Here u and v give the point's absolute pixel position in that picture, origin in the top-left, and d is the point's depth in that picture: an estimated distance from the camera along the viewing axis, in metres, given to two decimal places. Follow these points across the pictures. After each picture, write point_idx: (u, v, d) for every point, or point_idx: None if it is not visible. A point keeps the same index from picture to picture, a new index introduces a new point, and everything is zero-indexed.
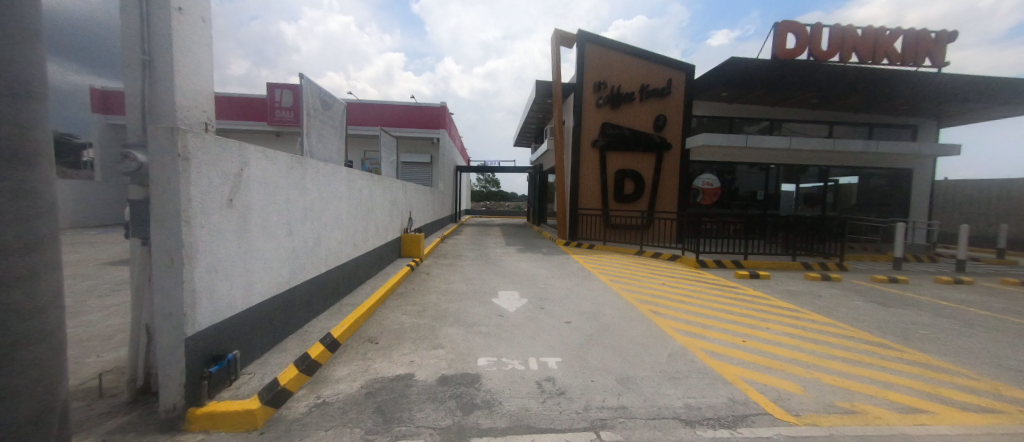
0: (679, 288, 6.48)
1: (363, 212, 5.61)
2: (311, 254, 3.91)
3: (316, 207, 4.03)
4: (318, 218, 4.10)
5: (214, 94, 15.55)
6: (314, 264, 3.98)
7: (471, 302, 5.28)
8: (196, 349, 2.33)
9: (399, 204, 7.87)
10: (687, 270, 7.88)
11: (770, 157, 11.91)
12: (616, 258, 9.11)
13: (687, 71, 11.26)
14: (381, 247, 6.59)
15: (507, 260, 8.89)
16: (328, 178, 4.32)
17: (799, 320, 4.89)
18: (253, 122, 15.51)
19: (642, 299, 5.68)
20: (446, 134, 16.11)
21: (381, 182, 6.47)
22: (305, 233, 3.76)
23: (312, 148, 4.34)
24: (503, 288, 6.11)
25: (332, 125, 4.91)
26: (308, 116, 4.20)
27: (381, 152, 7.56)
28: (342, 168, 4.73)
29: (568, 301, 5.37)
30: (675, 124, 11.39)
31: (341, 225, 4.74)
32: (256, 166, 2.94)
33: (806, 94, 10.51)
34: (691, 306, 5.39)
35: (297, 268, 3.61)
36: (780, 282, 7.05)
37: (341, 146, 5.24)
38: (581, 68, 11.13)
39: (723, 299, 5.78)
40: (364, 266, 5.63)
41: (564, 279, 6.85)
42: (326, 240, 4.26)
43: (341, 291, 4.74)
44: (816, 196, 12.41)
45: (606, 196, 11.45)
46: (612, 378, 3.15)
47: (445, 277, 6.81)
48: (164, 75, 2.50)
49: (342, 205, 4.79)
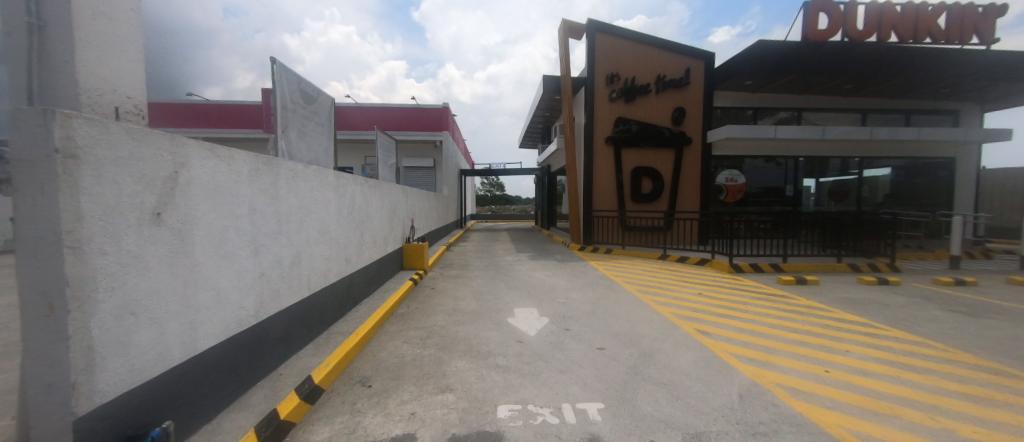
0: (719, 298, 5.66)
1: (356, 222, 4.90)
2: (287, 276, 3.19)
3: (293, 217, 3.33)
4: (297, 231, 3.39)
5: (208, 102, 15.03)
6: (291, 288, 3.26)
7: (484, 324, 4.52)
8: (97, 431, 1.60)
9: (400, 212, 7.20)
10: (721, 277, 7.02)
11: (797, 149, 11.12)
12: (639, 265, 8.29)
13: (706, 59, 10.46)
14: (379, 261, 5.87)
15: (519, 269, 8.11)
16: (309, 183, 3.61)
17: (879, 339, 4.04)
18: (249, 130, 15.09)
19: (681, 315, 4.86)
20: (448, 136, 15.45)
21: (377, 187, 5.78)
22: (277, 252, 3.06)
23: (292, 148, 3.65)
24: (518, 304, 5.34)
25: (318, 121, 4.27)
26: (285, 109, 3.52)
27: (378, 155, 6.83)
28: (328, 172, 4.03)
29: (597, 320, 4.58)
30: (694, 116, 10.59)
31: (327, 238, 4.03)
32: (200, 169, 2.23)
33: (839, 79, 9.63)
34: (740, 322, 4.57)
35: (267, 296, 2.89)
36: (833, 289, 6.17)
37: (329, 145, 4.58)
38: (591, 59, 10.40)
39: (774, 312, 4.96)
40: (359, 283, 4.93)
41: (587, 291, 6.04)
42: (307, 258, 3.56)
43: (329, 317, 4.01)
44: (847, 190, 11.66)
45: (623, 196, 10.66)
46: (679, 436, 2.35)
47: (452, 292, 6.05)
48: (64, 46, 1.78)
49: (329, 214, 4.09)
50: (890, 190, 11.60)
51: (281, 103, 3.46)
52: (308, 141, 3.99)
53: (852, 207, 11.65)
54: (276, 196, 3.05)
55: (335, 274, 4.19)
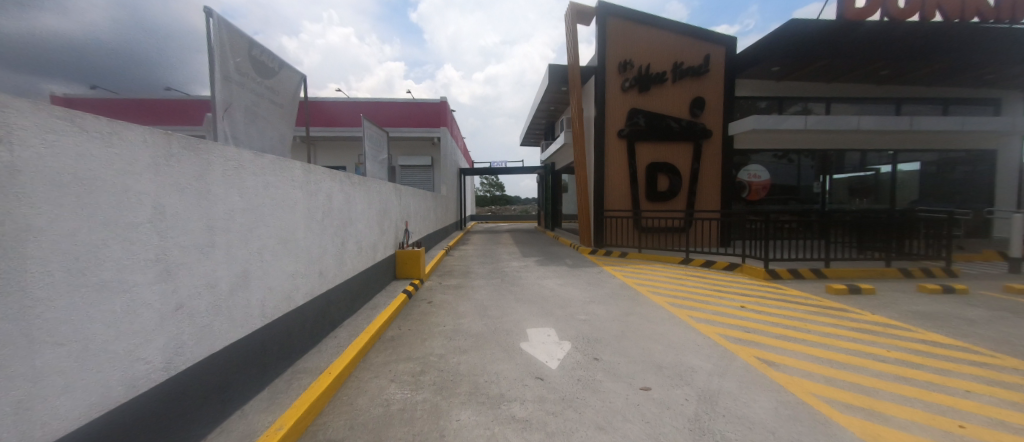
0: (767, 312, 4.79)
1: (334, 227, 4.03)
2: (222, 305, 2.31)
3: (234, 223, 2.44)
4: (241, 242, 2.51)
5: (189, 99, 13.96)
6: (229, 322, 2.37)
7: (493, 352, 3.66)
8: None
9: (392, 214, 6.34)
10: (758, 285, 6.15)
11: (823, 142, 10.31)
12: (660, 271, 7.43)
13: (726, 44, 9.66)
14: (366, 272, 5.00)
15: (527, 277, 7.23)
16: (259, 176, 2.73)
17: (999, 371, 3.13)
18: None
19: (731, 337, 3.98)
20: (447, 132, 14.59)
21: (362, 186, 4.92)
22: (204, 273, 2.16)
23: (238, 132, 2.85)
24: (531, 323, 4.49)
25: (274, 100, 3.45)
26: (228, 80, 2.71)
27: (366, 149, 5.97)
28: (291, 165, 3.17)
29: (630, 346, 3.73)
30: (713, 107, 9.75)
31: (290, 249, 3.15)
32: (45, 152, 1.33)
33: (874, 64, 8.80)
34: (808, 348, 3.70)
35: (183, 338, 2.00)
36: (896, 300, 5.30)
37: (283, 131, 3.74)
38: (602, 45, 9.57)
39: (841, 332, 4.11)
40: (337, 302, 4.06)
41: (609, 305, 5.17)
42: (257, 278, 2.67)
43: (293, 350, 3.14)
44: (877, 187, 10.82)
45: (637, 194, 9.80)
46: None
47: (452, 307, 5.18)
48: None
49: (293, 218, 3.21)
50: (924, 185, 10.76)
51: (222, 71, 2.63)
52: (257, 124, 3.16)
53: (884, 205, 10.79)
54: (202, 195, 2.16)
55: (302, 293, 3.32)
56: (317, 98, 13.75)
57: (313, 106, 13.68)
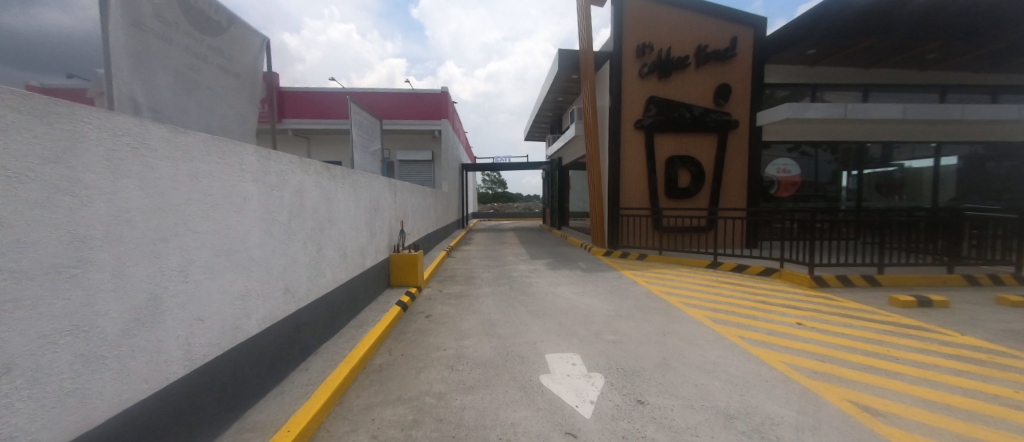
0: (831, 331, 3.97)
1: (305, 229, 3.24)
2: (92, 353, 1.48)
3: (120, 227, 1.62)
4: (134, 257, 1.68)
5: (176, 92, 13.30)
6: (106, 380, 1.54)
7: (506, 389, 2.87)
8: None
9: (385, 213, 5.56)
10: (805, 295, 5.33)
11: (859, 132, 9.44)
12: (686, 276, 6.64)
13: (756, 25, 8.76)
14: (352, 282, 4.24)
15: (538, 283, 6.45)
16: (173, 159, 1.91)
17: None
18: None
19: (800, 366, 3.19)
20: (448, 125, 13.75)
21: (345, 179, 4.12)
22: (47, 313, 1.31)
23: (161, 100, 2.15)
24: (549, 346, 3.71)
25: (226, 68, 2.68)
26: (138, 27, 1.99)
27: (355, 137, 5.15)
28: (236, 149, 2.39)
29: (680, 382, 2.95)
30: (739, 95, 8.89)
31: (232, 261, 2.34)
32: None
33: (924, 45, 7.88)
34: (908, 385, 2.87)
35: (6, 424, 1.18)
36: (979, 314, 4.44)
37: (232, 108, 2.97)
38: (617, 27, 8.76)
39: (937, 360, 3.28)
40: (309, 323, 3.27)
41: (640, 321, 4.36)
42: (169, 303, 1.85)
43: (236, 399, 2.34)
44: (921, 182, 9.86)
45: (655, 191, 8.98)
46: None
47: (453, 323, 4.40)
48: None
49: (239, 220, 2.40)
50: (968, 181, 9.82)
51: (126, 14, 1.92)
52: (197, 94, 2.42)
53: (927, 202, 9.86)
54: (51, 183, 1.32)
55: (251, 320, 2.50)
56: (293, 87, 12.91)
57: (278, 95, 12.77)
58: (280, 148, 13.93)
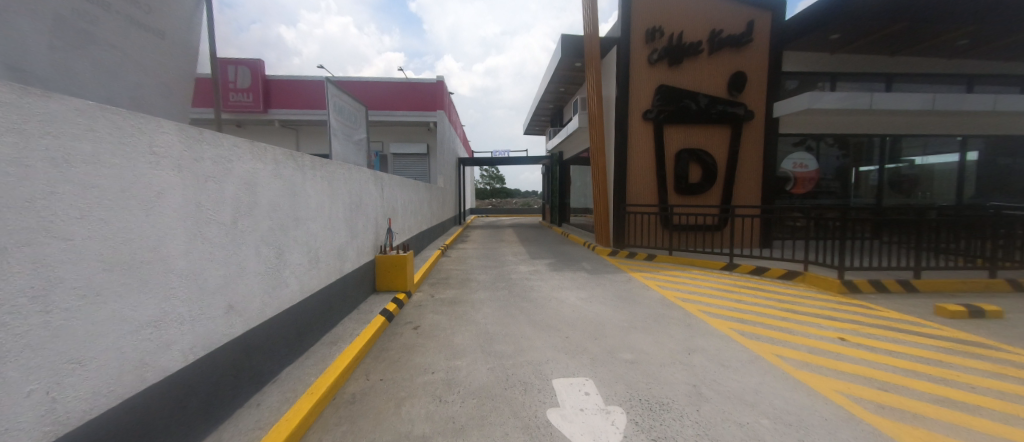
0: (882, 349, 3.43)
1: (260, 230, 2.62)
2: None
3: None
4: None
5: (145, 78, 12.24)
6: None
7: (508, 430, 2.31)
8: None
9: (368, 210, 4.96)
10: (838, 302, 4.79)
11: (879, 124, 8.92)
12: (702, 279, 6.10)
13: (775, 9, 8.13)
14: (326, 291, 3.65)
15: (540, 287, 5.85)
16: (33, 135, 1.26)
17: None
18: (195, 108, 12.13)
19: (857, 396, 2.66)
20: (444, 116, 13.09)
21: (318, 170, 3.51)
22: None
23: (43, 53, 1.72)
24: (557, 368, 3.15)
25: (139, 23, 2.29)
26: None
27: (334, 123, 4.50)
28: (147, 124, 1.77)
29: (721, 420, 2.39)
30: (754, 84, 8.30)
31: (141, 276, 1.72)
32: None
33: (955, 31, 7.30)
34: (1000, 424, 2.32)
35: None
36: None
37: (156, 76, 2.43)
38: (625, 10, 8.14)
39: (1019, 389, 2.74)
40: (266, 345, 2.67)
41: (660, 336, 3.80)
42: (18, 348, 1.23)
43: None
44: (946, 179, 9.30)
45: (664, 187, 8.40)
46: None
47: (445, 337, 3.82)
48: None
49: (151, 220, 1.78)
50: (996, 178, 9.24)
51: None
52: (91, 52, 1.93)
53: (953, 200, 9.31)
54: None
55: (171, 351, 1.90)
56: (281, 76, 12.17)
57: (201, 82, 12.30)
58: (266, 140, 13.29)
